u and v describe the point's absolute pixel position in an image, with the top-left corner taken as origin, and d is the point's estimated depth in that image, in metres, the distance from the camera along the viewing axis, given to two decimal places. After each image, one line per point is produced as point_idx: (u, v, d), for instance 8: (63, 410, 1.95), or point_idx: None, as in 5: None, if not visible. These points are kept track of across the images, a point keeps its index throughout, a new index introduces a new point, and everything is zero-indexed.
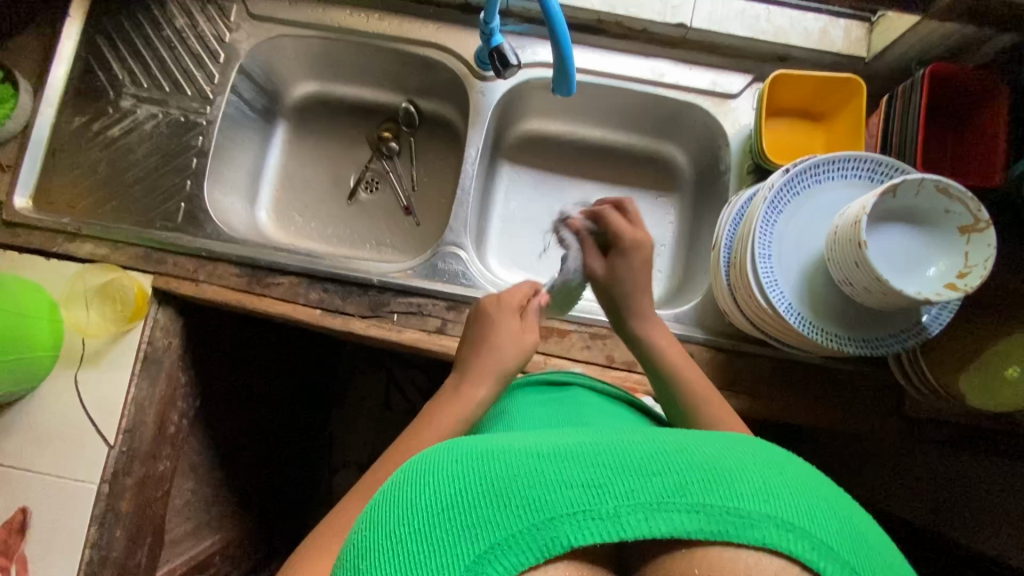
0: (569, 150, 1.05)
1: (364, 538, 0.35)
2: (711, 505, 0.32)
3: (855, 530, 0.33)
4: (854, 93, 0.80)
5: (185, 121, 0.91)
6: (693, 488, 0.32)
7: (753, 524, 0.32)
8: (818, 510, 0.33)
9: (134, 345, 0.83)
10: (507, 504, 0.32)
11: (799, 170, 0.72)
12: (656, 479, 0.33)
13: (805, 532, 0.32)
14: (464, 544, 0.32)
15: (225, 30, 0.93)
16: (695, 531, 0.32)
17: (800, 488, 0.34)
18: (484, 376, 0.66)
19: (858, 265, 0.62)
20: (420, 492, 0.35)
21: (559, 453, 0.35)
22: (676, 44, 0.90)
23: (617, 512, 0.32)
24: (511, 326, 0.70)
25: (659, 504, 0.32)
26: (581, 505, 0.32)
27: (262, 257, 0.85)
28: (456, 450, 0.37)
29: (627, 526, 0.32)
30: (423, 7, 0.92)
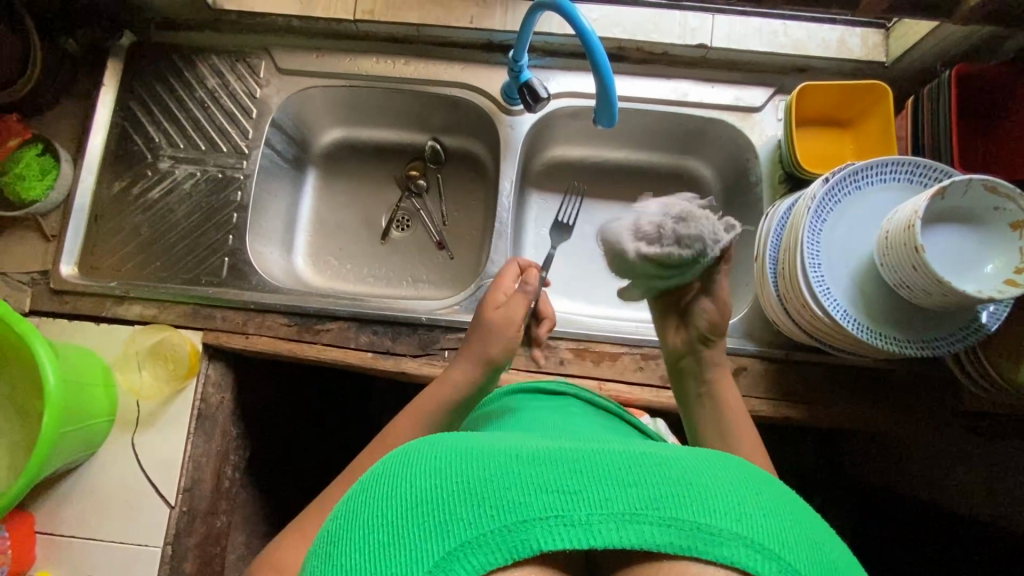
0: (595, 173, 1.07)
1: (337, 526, 0.36)
2: (682, 520, 0.33)
3: (828, 557, 0.34)
4: (881, 98, 0.81)
5: (222, 177, 0.93)
6: (665, 501, 0.33)
7: (722, 542, 0.33)
8: (791, 534, 0.34)
9: (189, 402, 0.83)
10: (483, 504, 0.33)
11: (839, 178, 0.73)
12: (631, 490, 0.34)
13: (775, 556, 0.33)
14: (437, 540, 0.32)
15: (255, 86, 0.95)
16: (663, 543, 0.33)
17: (775, 512, 0.35)
18: (465, 358, 0.70)
19: (916, 268, 0.63)
20: (398, 484, 0.35)
21: (537, 458, 0.35)
22: (696, 64, 0.92)
23: (589, 519, 0.33)
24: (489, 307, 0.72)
25: (633, 514, 0.33)
26: (556, 511, 0.33)
27: (311, 305, 0.86)
28: (438, 446, 0.38)
29: (597, 534, 0.33)
30: (448, 49, 0.94)
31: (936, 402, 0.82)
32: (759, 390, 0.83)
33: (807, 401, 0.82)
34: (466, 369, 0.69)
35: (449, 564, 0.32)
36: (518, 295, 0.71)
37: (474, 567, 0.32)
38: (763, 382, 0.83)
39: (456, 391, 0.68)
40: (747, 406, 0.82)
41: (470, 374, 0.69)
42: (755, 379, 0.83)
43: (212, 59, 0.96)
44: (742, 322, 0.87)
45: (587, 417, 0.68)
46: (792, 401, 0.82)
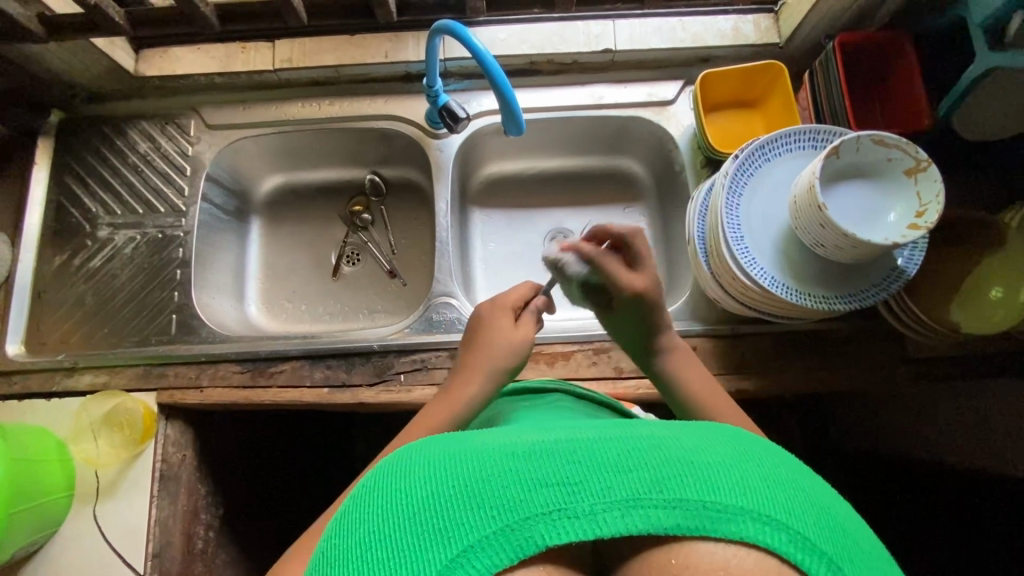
0: (532, 184, 1.12)
1: (338, 537, 0.36)
2: (689, 499, 0.33)
3: (836, 522, 0.34)
4: (778, 76, 0.86)
5: (163, 237, 0.93)
6: (668, 484, 0.33)
7: (728, 519, 0.32)
8: (794, 502, 0.34)
9: (149, 465, 0.83)
10: (484, 505, 0.34)
11: (747, 154, 0.77)
12: (632, 475, 0.34)
13: (782, 525, 0.33)
14: (440, 547, 0.32)
15: (187, 144, 0.97)
16: (672, 527, 0.33)
17: (777, 483, 0.35)
18: (478, 376, 0.67)
19: (824, 226, 0.66)
20: (399, 494, 0.36)
21: (538, 456, 0.35)
22: (607, 68, 0.96)
23: (593, 510, 0.33)
24: (502, 325, 0.70)
25: (636, 500, 0.33)
26: (557, 504, 0.33)
27: (262, 348, 0.86)
28: (441, 454, 0.38)
29: (603, 524, 0.33)
30: (369, 86, 0.97)
31: (885, 353, 0.84)
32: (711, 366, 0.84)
33: (761, 371, 0.84)
34: (477, 390, 0.66)
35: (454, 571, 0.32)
36: (531, 318, 0.72)
37: (479, 569, 0.32)
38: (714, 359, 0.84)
39: (472, 410, 0.66)
40: None
41: (483, 391, 0.67)
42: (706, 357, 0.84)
43: (143, 125, 0.98)
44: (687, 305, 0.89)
45: (578, 409, 0.67)
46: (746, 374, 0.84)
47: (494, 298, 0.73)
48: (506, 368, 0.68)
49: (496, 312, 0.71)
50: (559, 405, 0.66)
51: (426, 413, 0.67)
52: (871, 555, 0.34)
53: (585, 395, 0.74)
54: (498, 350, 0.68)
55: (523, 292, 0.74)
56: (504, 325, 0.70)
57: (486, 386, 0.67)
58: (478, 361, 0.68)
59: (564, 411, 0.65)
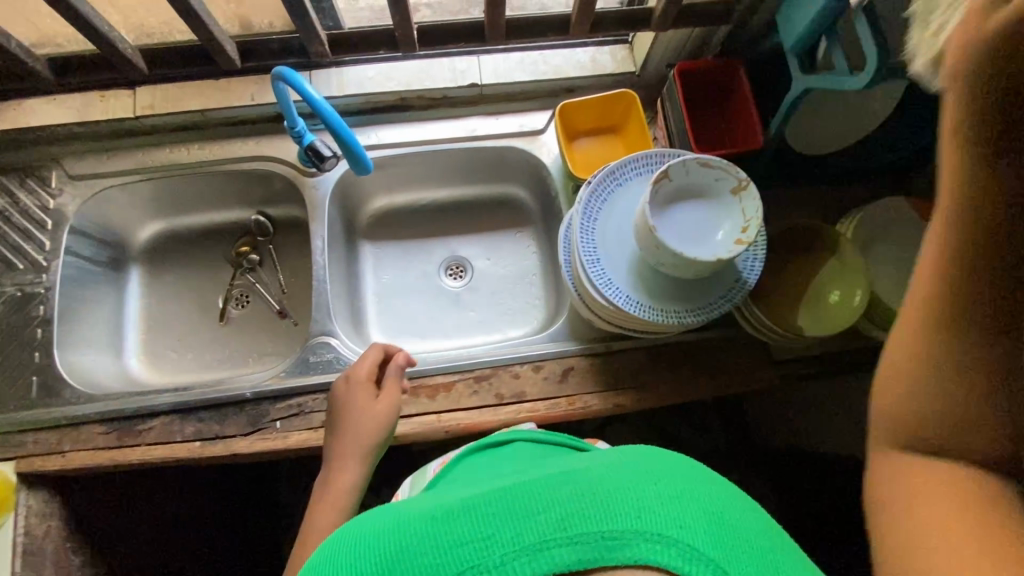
0: (423, 215, 1.13)
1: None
2: (589, 533, 0.35)
3: (727, 527, 0.37)
4: (631, 103, 0.91)
5: (21, 296, 0.89)
6: (574, 521, 0.35)
7: (625, 544, 0.35)
8: (687, 514, 0.36)
9: (8, 540, 0.78)
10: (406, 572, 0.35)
11: (599, 180, 0.80)
12: (541, 518, 0.35)
13: (674, 540, 0.35)
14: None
15: (48, 197, 0.94)
16: (576, 562, 0.34)
17: (673, 498, 0.37)
18: (351, 461, 0.73)
19: (659, 246, 0.69)
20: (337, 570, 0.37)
21: (452, 515, 0.37)
22: (478, 101, 0.99)
23: (503, 560, 0.34)
24: (363, 403, 0.77)
25: (544, 543, 0.34)
26: (471, 560, 0.34)
27: (129, 405, 0.83)
28: (368, 528, 0.40)
29: (514, 570, 0.34)
30: (239, 128, 0.96)
31: (751, 359, 0.88)
32: (589, 386, 0.87)
33: (636, 387, 0.86)
34: (353, 471, 0.73)
35: None
36: (391, 381, 0.79)
37: None
38: (591, 379, 0.87)
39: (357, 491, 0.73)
40: (580, 404, 0.85)
41: (361, 468, 0.74)
42: (583, 377, 0.87)
43: None
44: (565, 326, 0.91)
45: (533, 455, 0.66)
46: (622, 390, 0.86)
47: (351, 375, 0.80)
48: (376, 440, 0.75)
49: (356, 397, 0.77)
50: (504, 451, 0.68)
51: (314, 506, 0.72)
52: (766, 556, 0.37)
53: (541, 439, 0.72)
54: (366, 429, 0.75)
55: (375, 360, 0.81)
56: (364, 403, 0.76)
57: (362, 466, 0.74)
58: (350, 445, 0.74)
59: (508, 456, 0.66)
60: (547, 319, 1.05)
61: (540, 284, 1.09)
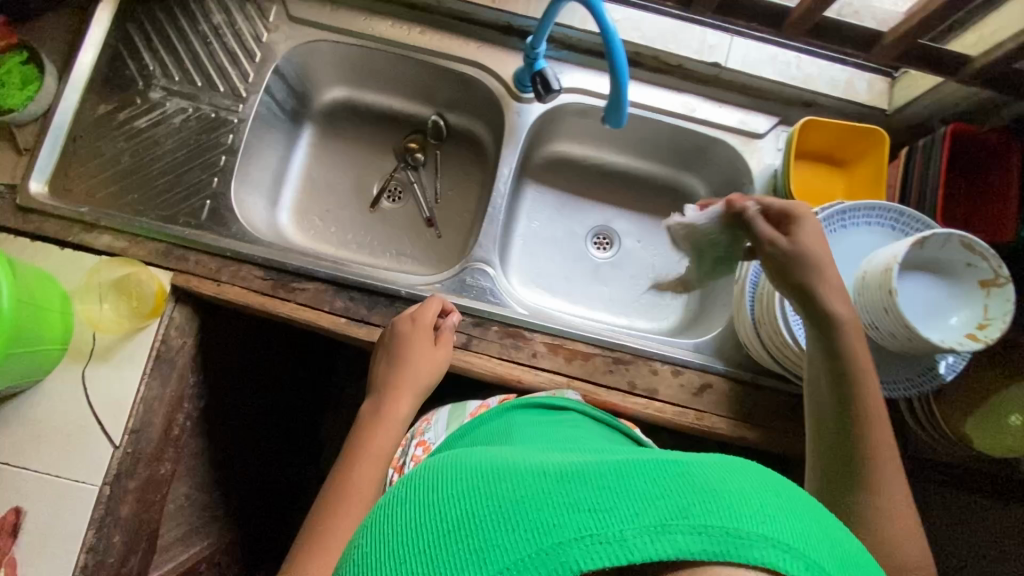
0: (592, 174, 1.09)
1: (363, 556, 0.34)
2: (713, 526, 0.28)
3: (850, 555, 0.31)
4: (878, 144, 0.84)
5: (215, 118, 0.89)
6: (695, 507, 0.29)
7: (751, 543, 0.28)
8: (815, 533, 0.30)
9: (148, 342, 0.81)
10: (513, 527, 0.30)
11: (826, 216, 0.76)
12: (662, 502, 0.29)
13: (805, 555, 0.29)
14: (471, 566, 0.30)
15: (263, 30, 0.92)
16: (700, 552, 0.28)
17: (799, 511, 0.31)
18: (402, 394, 0.74)
19: (886, 311, 0.65)
20: (428, 515, 0.34)
21: (556, 477, 0.32)
22: (708, 82, 0.93)
23: (623, 536, 0.28)
24: (420, 351, 0.76)
25: (663, 526, 0.29)
26: (585, 530, 0.29)
27: (290, 261, 0.84)
28: (462, 475, 0.36)
29: (635, 550, 0.28)
30: (463, 25, 0.92)
31: None
32: (721, 409, 0.84)
33: (766, 426, 0.84)
34: (406, 404, 0.74)
35: None
36: (448, 337, 0.79)
37: None
38: (726, 402, 0.84)
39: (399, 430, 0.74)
40: (707, 422, 0.83)
41: (415, 397, 0.75)
42: (719, 398, 0.85)
43: None
44: (714, 341, 0.88)
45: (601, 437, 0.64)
46: (751, 425, 0.84)
47: (413, 317, 0.78)
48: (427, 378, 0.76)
49: (411, 344, 0.76)
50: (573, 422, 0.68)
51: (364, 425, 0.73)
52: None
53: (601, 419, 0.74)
54: (422, 369, 0.75)
55: (438, 309, 0.80)
56: (424, 345, 0.77)
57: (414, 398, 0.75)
58: (407, 379, 0.75)
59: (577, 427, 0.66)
60: (682, 323, 1.03)
61: (684, 286, 1.05)
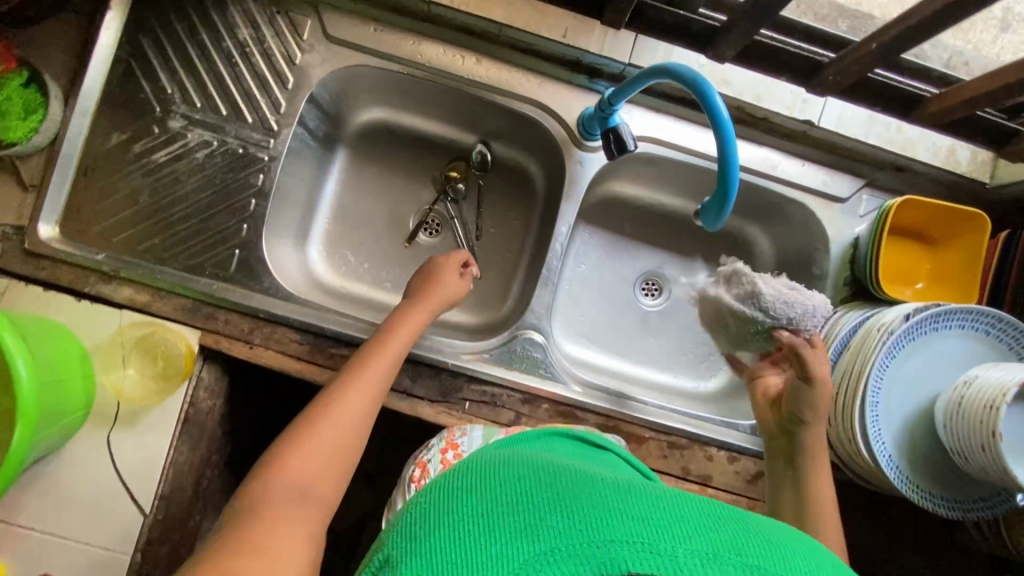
0: (646, 217, 1.01)
1: (409, 525, 0.39)
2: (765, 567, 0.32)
3: None
4: (977, 229, 0.76)
5: (243, 154, 0.79)
6: (745, 548, 0.33)
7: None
8: None
9: (177, 406, 0.76)
10: (568, 518, 0.34)
11: (920, 318, 0.70)
12: (712, 533, 0.34)
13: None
14: (526, 541, 0.34)
15: (296, 50, 0.80)
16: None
17: None
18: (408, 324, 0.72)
19: (985, 449, 0.61)
20: (482, 497, 0.39)
21: (621, 491, 0.37)
22: (793, 137, 0.83)
23: (675, 551, 0.32)
24: (450, 278, 0.78)
25: (715, 555, 0.32)
26: (643, 541, 0.33)
27: (329, 324, 0.77)
28: (531, 471, 0.41)
29: (684, 567, 0.31)
30: (525, 57, 0.81)
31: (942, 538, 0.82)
32: None
33: None
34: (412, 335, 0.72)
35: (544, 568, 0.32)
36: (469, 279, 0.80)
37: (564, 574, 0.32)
38: None
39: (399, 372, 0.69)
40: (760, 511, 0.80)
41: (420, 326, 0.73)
42: None
43: (248, 5, 0.80)
44: None
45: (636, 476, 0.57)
46: None
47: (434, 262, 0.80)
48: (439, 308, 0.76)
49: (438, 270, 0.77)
50: (606, 457, 0.60)
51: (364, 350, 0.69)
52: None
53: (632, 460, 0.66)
54: (447, 293, 0.76)
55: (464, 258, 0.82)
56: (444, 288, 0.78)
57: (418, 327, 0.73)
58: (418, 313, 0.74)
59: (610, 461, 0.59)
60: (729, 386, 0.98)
61: None
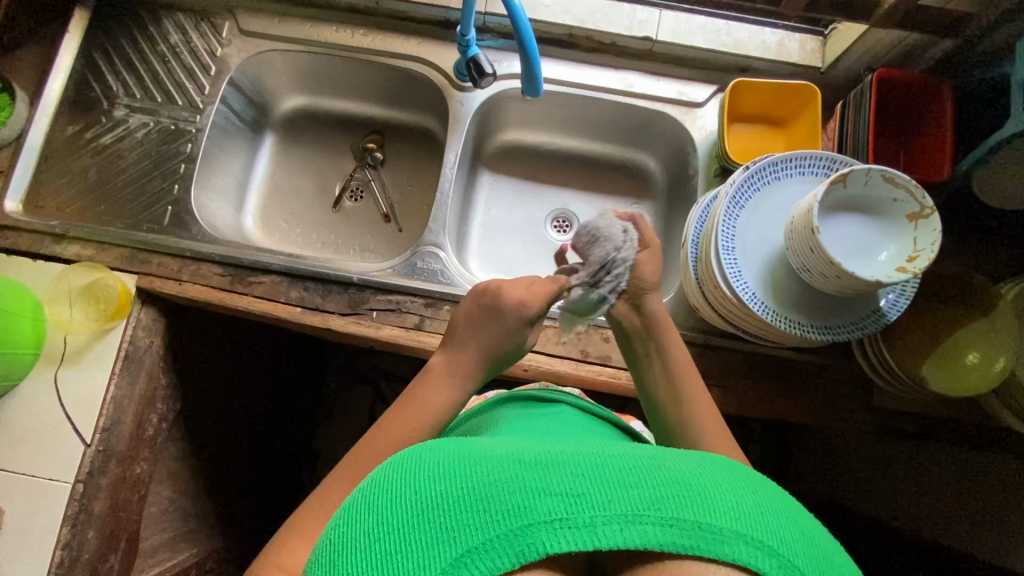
0: (547, 160, 1.09)
1: (340, 539, 0.35)
2: (687, 520, 0.32)
3: (807, 540, 0.34)
4: (810, 99, 0.85)
5: (174, 129, 0.94)
6: (667, 502, 0.33)
7: (724, 540, 0.32)
8: (779, 527, 0.33)
9: (115, 342, 0.85)
10: (488, 510, 0.33)
11: (759, 168, 0.76)
12: (633, 492, 0.33)
13: (776, 553, 0.32)
14: (445, 545, 0.32)
15: (216, 45, 0.97)
16: (667, 544, 0.32)
17: (772, 510, 0.34)
18: (459, 375, 0.65)
19: (813, 250, 0.65)
20: (404, 488, 0.35)
21: (550, 465, 0.34)
22: (643, 57, 0.95)
23: (595, 522, 0.32)
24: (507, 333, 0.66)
25: (636, 515, 0.32)
26: (559, 513, 0.32)
27: (246, 257, 0.87)
28: (451, 459, 0.36)
29: (604, 537, 0.32)
30: (404, 24, 0.97)
31: (851, 397, 0.84)
32: None
33: (724, 387, 0.84)
34: (453, 385, 0.64)
35: (460, 569, 0.32)
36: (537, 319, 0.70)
37: (481, 571, 0.32)
38: None
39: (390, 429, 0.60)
40: None
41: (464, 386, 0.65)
42: None
43: (177, 16, 0.98)
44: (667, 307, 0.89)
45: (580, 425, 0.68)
46: (708, 386, 0.84)
47: (500, 287, 0.67)
48: (497, 357, 0.67)
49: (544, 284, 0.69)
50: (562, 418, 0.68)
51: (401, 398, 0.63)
52: (841, 562, 0.34)
53: (588, 410, 0.74)
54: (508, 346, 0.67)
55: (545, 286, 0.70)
56: (496, 338, 0.66)
57: (472, 382, 0.66)
58: (471, 354, 0.66)
59: (565, 422, 0.67)
60: None
61: None
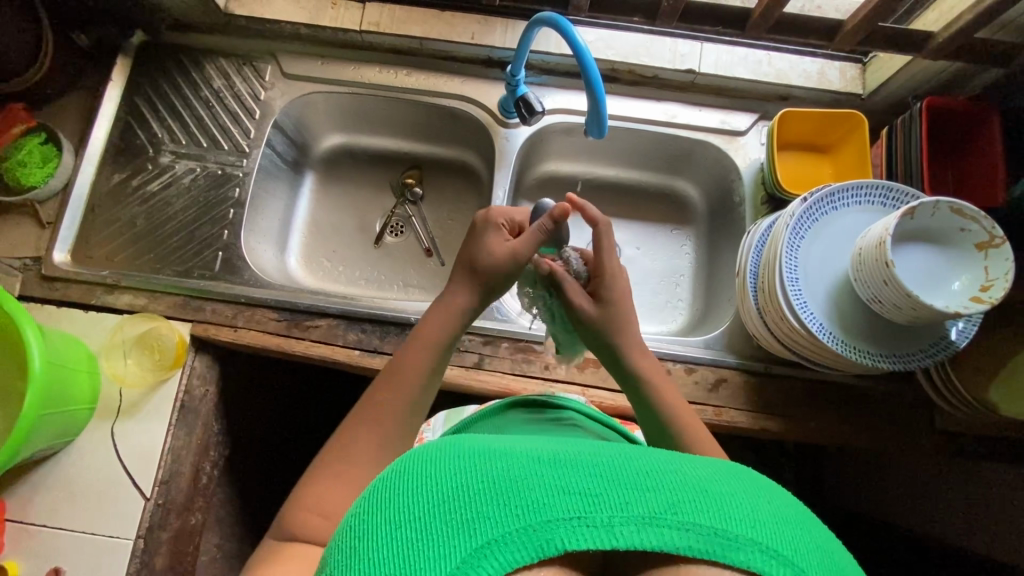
0: (586, 189, 1.10)
1: (355, 529, 0.34)
2: (703, 525, 0.31)
3: (826, 553, 0.33)
4: (856, 127, 0.86)
5: (222, 174, 0.95)
6: (684, 505, 0.32)
7: (739, 547, 0.31)
8: (800, 540, 0.32)
9: (172, 393, 0.83)
10: (507, 505, 0.31)
11: (817, 198, 0.77)
12: (650, 494, 0.32)
13: (790, 562, 0.31)
14: (461, 537, 0.31)
15: (260, 89, 0.98)
16: (680, 547, 0.31)
17: (789, 518, 0.33)
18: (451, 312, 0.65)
19: (887, 283, 0.66)
20: (420, 479, 0.34)
21: (566, 463, 0.33)
22: (685, 88, 0.96)
23: (610, 522, 0.31)
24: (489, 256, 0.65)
25: (654, 518, 0.31)
26: (576, 511, 0.31)
27: (302, 301, 0.87)
28: (466, 450, 0.35)
29: (619, 537, 0.31)
30: (449, 64, 0.98)
31: (913, 420, 0.84)
32: (738, 402, 0.85)
33: (786, 415, 0.84)
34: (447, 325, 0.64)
35: (476, 562, 0.30)
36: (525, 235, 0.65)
37: (498, 566, 0.31)
38: (742, 395, 0.85)
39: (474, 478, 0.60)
40: (726, 417, 0.83)
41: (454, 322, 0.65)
42: (736, 391, 0.85)
43: (220, 61, 0.99)
44: (723, 336, 0.89)
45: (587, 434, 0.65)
46: (771, 415, 0.84)
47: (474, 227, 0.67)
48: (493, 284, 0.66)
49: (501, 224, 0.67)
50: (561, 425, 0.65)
51: (384, 375, 0.62)
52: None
53: (592, 416, 0.71)
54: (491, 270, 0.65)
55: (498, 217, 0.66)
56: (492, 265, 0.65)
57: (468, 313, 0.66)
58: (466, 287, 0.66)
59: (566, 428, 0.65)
60: (687, 327, 1.01)
61: (689, 288, 1.04)
